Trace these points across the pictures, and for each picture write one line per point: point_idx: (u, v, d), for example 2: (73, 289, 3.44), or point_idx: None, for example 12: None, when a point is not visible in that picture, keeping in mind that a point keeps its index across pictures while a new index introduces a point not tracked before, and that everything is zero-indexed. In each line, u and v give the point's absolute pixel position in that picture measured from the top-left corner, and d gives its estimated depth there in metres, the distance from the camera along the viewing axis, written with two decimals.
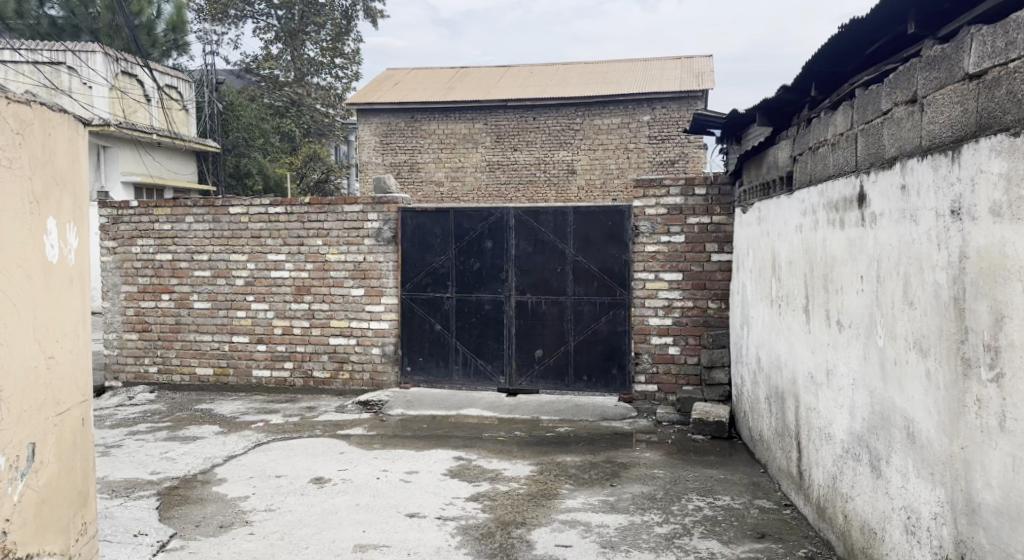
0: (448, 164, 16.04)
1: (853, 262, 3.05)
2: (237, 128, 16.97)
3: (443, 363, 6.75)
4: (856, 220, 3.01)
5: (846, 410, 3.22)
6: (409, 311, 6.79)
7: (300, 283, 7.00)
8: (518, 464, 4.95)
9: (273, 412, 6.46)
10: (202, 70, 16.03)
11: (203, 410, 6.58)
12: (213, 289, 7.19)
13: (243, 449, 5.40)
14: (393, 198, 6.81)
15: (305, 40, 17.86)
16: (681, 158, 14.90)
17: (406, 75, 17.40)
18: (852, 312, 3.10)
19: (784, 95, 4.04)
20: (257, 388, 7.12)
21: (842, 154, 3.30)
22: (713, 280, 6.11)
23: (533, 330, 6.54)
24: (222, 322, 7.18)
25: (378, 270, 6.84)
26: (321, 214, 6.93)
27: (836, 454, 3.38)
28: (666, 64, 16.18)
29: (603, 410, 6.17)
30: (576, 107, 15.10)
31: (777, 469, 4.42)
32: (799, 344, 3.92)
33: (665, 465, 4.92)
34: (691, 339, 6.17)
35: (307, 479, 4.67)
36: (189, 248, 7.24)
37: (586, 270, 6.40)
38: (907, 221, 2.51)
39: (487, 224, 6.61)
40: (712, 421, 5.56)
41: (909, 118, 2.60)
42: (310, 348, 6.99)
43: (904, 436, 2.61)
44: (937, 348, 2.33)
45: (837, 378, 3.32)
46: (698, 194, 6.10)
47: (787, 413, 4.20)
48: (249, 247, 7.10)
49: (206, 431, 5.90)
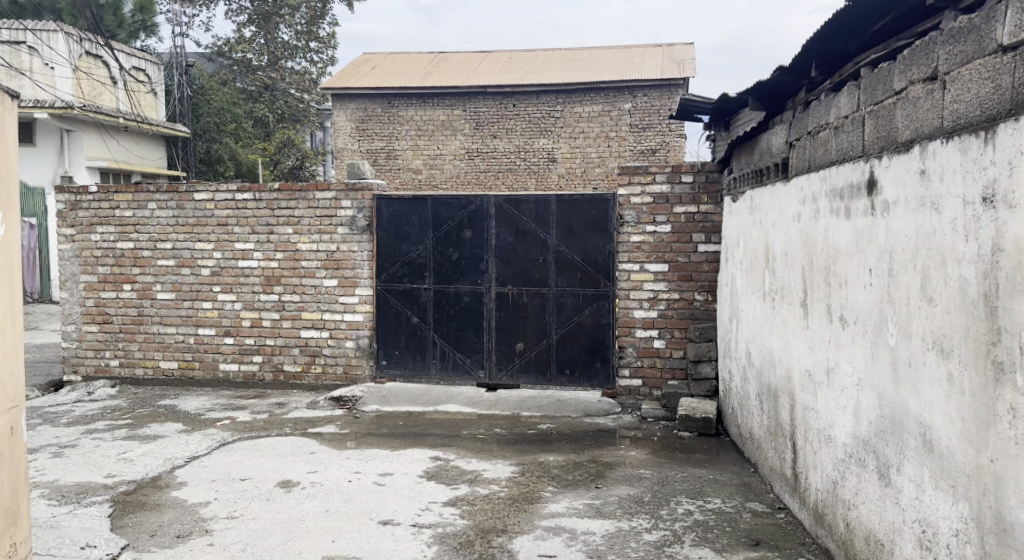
0: (426, 151, 15.69)
1: (860, 254, 2.84)
2: (208, 113, 16.26)
3: (420, 357, 6.50)
4: (864, 209, 2.79)
5: (850, 412, 3.02)
6: (385, 303, 6.52)
7: (269, 273, 6.69)
8: (499, 465, 4.71)
9: (241, 408, 6.16)
10: (171, 52, 15.54)
11: (166, 407, 6.27)
12: (178, 279, 6.86)
13: (206, 449, 5.11)
14: (368, 184, 6.50)
15: (279, 23, 17.30)
16: (662, 147, 14.71)
17: (382, 60, 16.98)
18: (858, 307, 2.89)
19: (781, 76, 3.82)
20: (225, 383, 6.81)
21: (848, 138, 3.08)
22: (700, 271, 5.89)
23: (514, 323, 6.30)
24: (187, 314, 6.86)
25: (352, 260, 6.54)
26: (292, 201, 6.62)
27: (836, 458, 3.18)
28: (647, 52, 15.96)
29: (585, 406, 5.94)
30: (556, 94, 14.82)
31: (769, 469, 4.23)
32: (795, 340, 3.72)
33: (652, 465, 4.71)
34: (677, 332, 5.95)
35: (273, 483, 4.40)
36: (152, 236, 6.90)
37: (569, 261, 6.16)
38: (926, 209, 2.29)
39: (466, 212, 6.35)
40: (699, 417, 5.37)
41: (928, 96, 2.38)
42: (280, 341, 6.69)
43: (918, 443, 2.41)
44: (961, 349, 2.12)
45: (839, 378, 3.12)
46: (685, 181, 5.87)
47: (781, 412, 4.00)
48: (216, 235, 6.77)
49: (168, 430, 5.60)
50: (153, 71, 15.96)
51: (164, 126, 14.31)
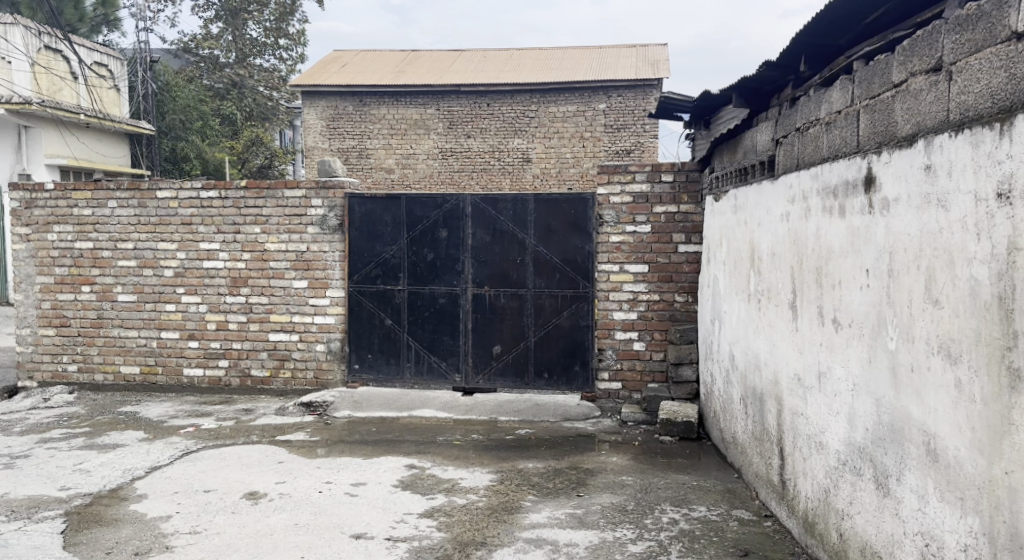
0: (399, 151, 15.46)
1: (856, 254, 2.73)
2: (174, 109, 15.85)
3: (394, 361, 6.30)
4: (860, 207, 2.68)
5: (844, 418, 2.90)
6: (357, 305, 6.31)
7: (236, 274, 6.45)
8: (477, 473, 4.55)
9: (206, 415, 5.93)
10: (135, 47, 15.12)
11: (127, 414, 6.00)
12: (140, 280, 6.59)
13: (169, 459, 4.87)
14: (340, 182, 6.30)
15: (247, 19, 17.13)
16: (637, 147, 14.64)
17: (353, 58, 16.71)
18: (853, 309, 2.78)
19: (767, 71, 3.72)
20: (189, 388, 6.56)
21: (841, 134, 2.96)
22: (681, 272, 5.78)
23: (491, 325, 6.14)
24: (150, 316, 6.59)
25: (323, 261, 6.33)
26: (259, 199, 6.39)
27: (828, 465, 3.07)
28: (621, 52, 15.91)
29: (564, 410, 5.80)
30: (531, 94, 14.69)
31: (754, 475, 4.12)
32: (783, 343, 3.61)
33: (634, 472, 4.58)
34: (657, 334, 5.83)
35: (239, 495, 4.18)
36: (112, 236, 6.62)
37: (547, 261, 6.02)
38: (931, 207, 2.18)
39: (442, 212, 6.17)
40: (681, 421, 5.25)
41: (931, 89, 2.27)
42: (247, 345, 6.45)
43: (921, 453, 2.30)
44: (970, 353, 2.01)
45: (831, 383, 3.01)
46: (666, 181, 5.76)
47: (767, 416, 3.89)
48: (180, 235, 6.52)
49: (128, 438, 5.34)
50: (116, 67, 15.50)
51: (126, 123, 13.88)
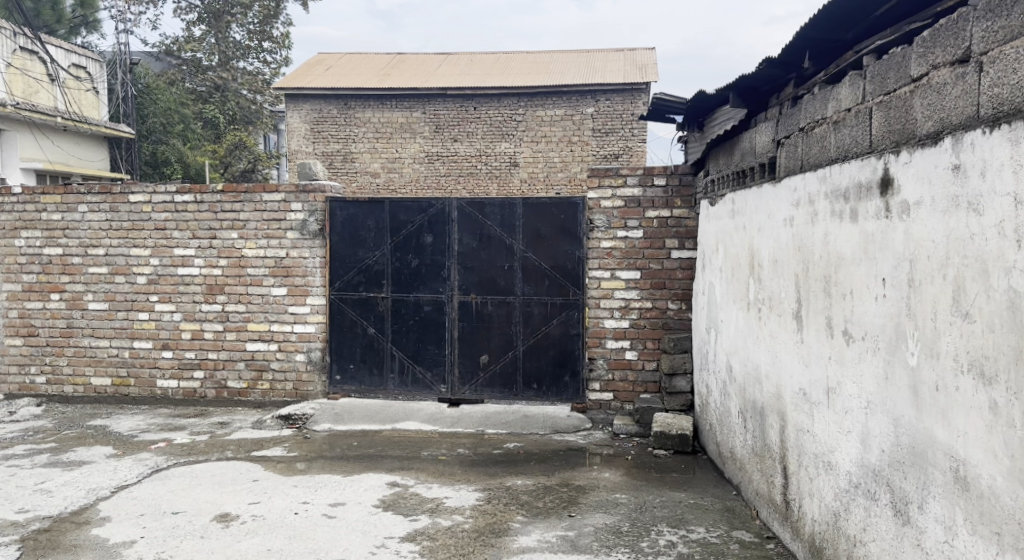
0: (384, 155, 15.22)
1: (870, 262, 2.53)
2: (153, 113, 15.62)
3: (377, 372, 6.06)
4: (875, 211, 2.48)
5: (856, 437, 2.70)
6: (338, 313, 6.07)
7: (212, 281, 6.19)
8: (462, 491, 4.32)
9: (179, 429, 5.66)
10: (114, 49, 14.78)
11: (96, 428, 5.73)
12: (111, 288, 6.32)
13: (136, 477, 4.61)
14: (321, 186, 6.05)
15: (230, 22, 16.89)
16: (625, 152, 14.45)
17: (338, 60, 16.48)
18: (866, 321, 2.59)
19: (768, 69, 3.53)
20: (163, 400, 6.30)
21: (851, 133, 2.77)
22: (674, 278, 5.58)
23: (478, 334, 5.92)
24: (121, 326, 6.32)
25: (303, 267, 6.09)
26: (236, 203, 6.14)
27: (838, 487, 2.87)
28: (609, 56, 15.76)
29: (554, 422, 5.60)
30: (518, 97, 14.50)
31: (754, 493, 3.93)
32: (786, 354, 3.41)
33: (628, 488, 4.37)
34: (650, 343, 5.63)
35: (209, 517, 3.94)
36: (83, 241, 6.35)
37: (536, 267, 5.81)
38: (961, 210, 1.99)
39: (427, 216, 5.95)
40: (676, 434, 5.04)
41: (958, 82, 2.08)
42: (223, 355, 6.20)
43: (947, 479, 2.10)
44: (1009, 372, 1.83)
45: (842, 399, 2.81)
46: (658, 184, 5.56)
47: (768, 432, 3.69)
48: (153, 241, 6.26)
49: (96, 454, 5.07)
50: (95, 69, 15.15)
51: (104, 126, 13.56)
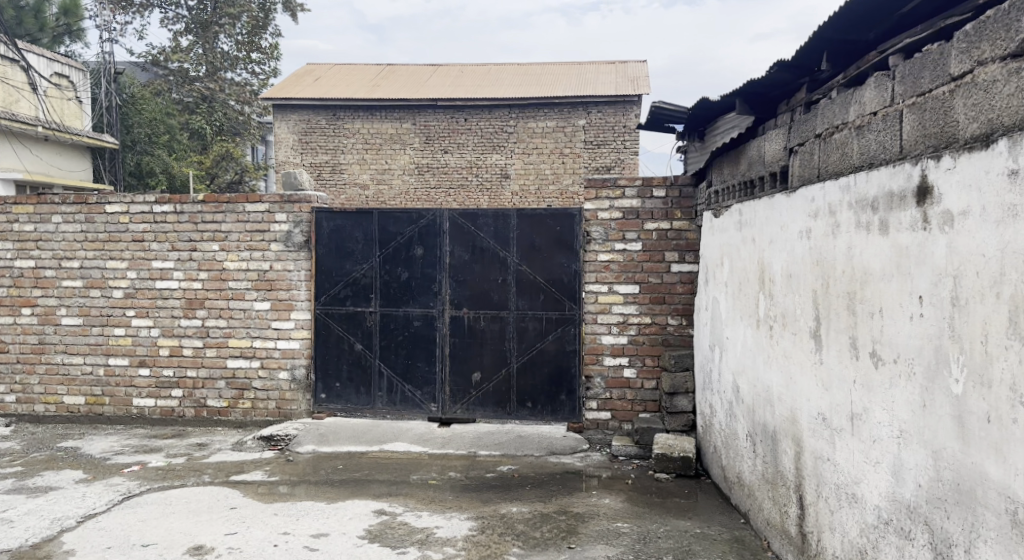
0: (374, 166, 14.97)
1: (903, 278, 2.32)
2: (139, 124, 15.14)
3: (364, 390, 5.81)
4: (910, 221, 2.26)
5: (885, 469, 2.48)
6: (324, 329, 5.82)
7: (192, 295, 5.92)
8: (454, 520, 4.07)
9: (155, 451, 5.37)
10: (99, 58, 14.46)
11: (67, 450, 5.43)
12: (86, 302, 6.04)
13: (106, 505, 4.33)
14: (307, 196, 5.81)
15: (219, 32, 16.73)
16: (617, 164, 14.27)
17: (328, 71, 16.29)
18: (898, 342, 2.37)
19: (779, 72, 3.35)
20: (139, 420, 6.00)
21: (877, 138, 2.56)
22: (674, 292, 5.35)
23: (470, 350, 5.67)
24: (96, 341, 6.03)
25: (287, 280, 5.83)
26: (218, 214, 5.88)
27: (864, 523, 2.64)
28: (601, 67, 15.63)
29: (549, 443, 5.35)
30: (509, 108, 14.33)
31: (765, 522, 3.69)
32: (802, 376, 3.19)
33: (629, 516, 4.13)
34: (649, 360, 5.39)
35: (182, 550, 3.67)
36: (56, 253, 6.06)
37: (530, 280, 5.59)
38: (1020, 221, 1.80)
39: (417, 228, 5.72)
40: (678, 457, 4.80)
41: (1011, 79, 1.89)
42: (203, 372, 5.92)
43: (1004, 521, 1.89)
44: None
45: (869, 427, 2.59)
46: (657, 195, 5.35)
47: (781, 459, 3.46)
48: (130, 253, 5.98)
49: (64, 479, 4.78)
50: None
51: (86, 136, 13.19)
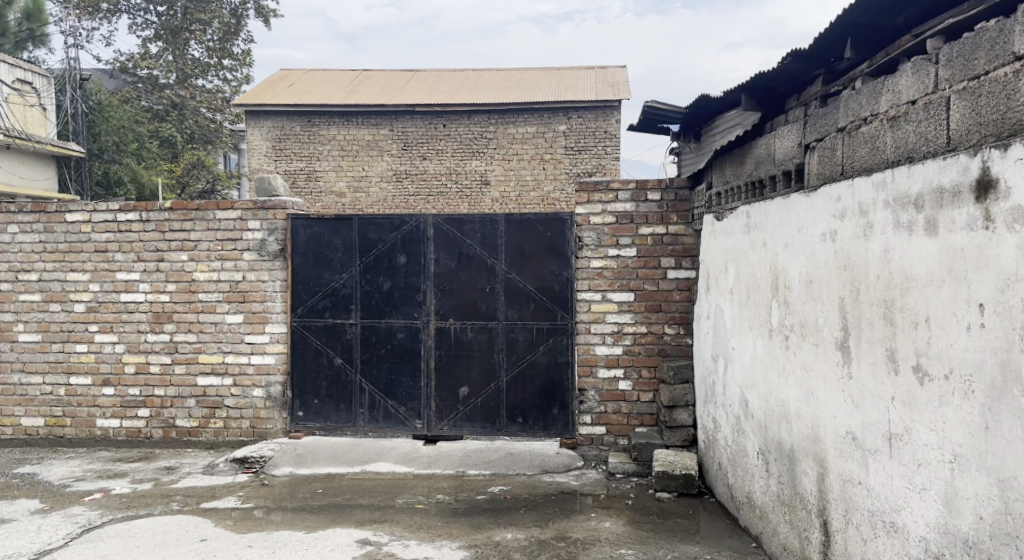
0: (350, 173, 14.59)
1: (958, 283, 2.08)
2: (106, 131, 14.61)
3: (344, 407, 5.47)
4: (966, 220, 2.04)
5: (932, 497, 2.23)
6: (301, 342, 5.48)
7: (159, 308, 5.56)
8: (445, 549, 3.76)
9: (119, 476, 4.99)
10: (63, 64, 13.93)
11: (23, 477, 5.02)
12: (45, 317, 5.64)
13: (62, 539, 3.95)
14: (282, 202, 5.46)
15: (189, 39, 16.35)
16: (598, 170, 14.04)
17: (302, 77, 15.94)
18: (949, 356, 2.13)
19: (793, 63, 3.10)
20: (103, 442, 5.61)
21: (916, 128, 2.34)
22: (670, 300, 5.09)
23: (457, 363, 5.37)
24: (56, 359, 5.63)
25: (261, 292, 5.48)
26: (187, 222, 5.53)
27: (906, 555, 2.38)
28: (580, 73, 15.44)
29: (542, 460, 5.04)
30: (488, 114, 14.08)
31: (781, 547, 3.44)
32: (825, 391, 2.93)
33: (633, 541, 3.85)
34: (645, 371, 5.12)
35: None
36: (13, 266, 5.67)
37: (520, 289, 5.30)
38: None
39: (400, 234, 5.41)
40: (680, 474, 4.52)
41: None
42: (172, 390, 5.55)
43: None
44: None
45: (910, 449, 2.33)
46: (652, 199, 5.10)
47: (801, 480, 3.19)
48: (93, 264, 5.60)
49: (18, 511, 4.39)
50: None
51: (50, 143, 12.66)
